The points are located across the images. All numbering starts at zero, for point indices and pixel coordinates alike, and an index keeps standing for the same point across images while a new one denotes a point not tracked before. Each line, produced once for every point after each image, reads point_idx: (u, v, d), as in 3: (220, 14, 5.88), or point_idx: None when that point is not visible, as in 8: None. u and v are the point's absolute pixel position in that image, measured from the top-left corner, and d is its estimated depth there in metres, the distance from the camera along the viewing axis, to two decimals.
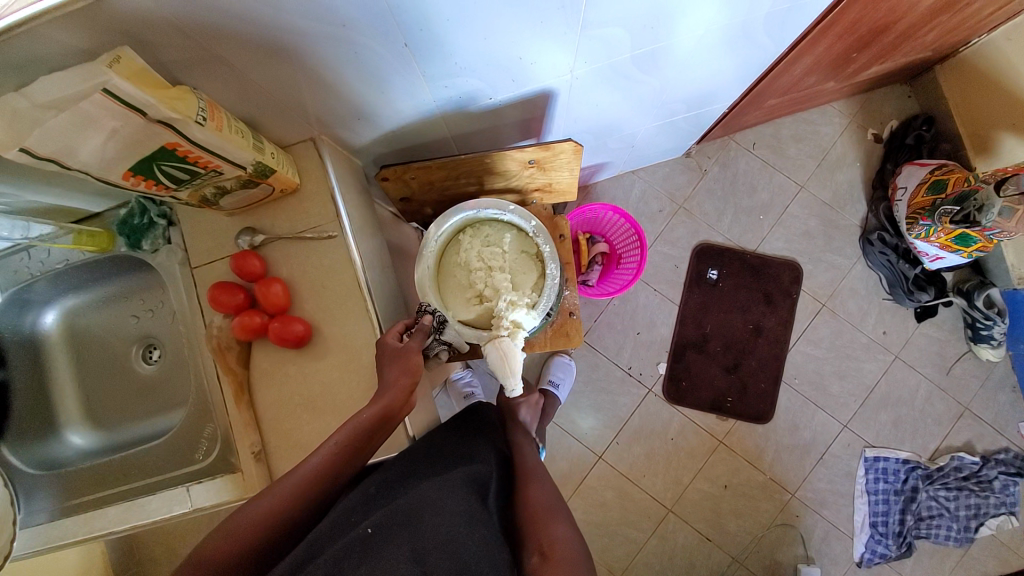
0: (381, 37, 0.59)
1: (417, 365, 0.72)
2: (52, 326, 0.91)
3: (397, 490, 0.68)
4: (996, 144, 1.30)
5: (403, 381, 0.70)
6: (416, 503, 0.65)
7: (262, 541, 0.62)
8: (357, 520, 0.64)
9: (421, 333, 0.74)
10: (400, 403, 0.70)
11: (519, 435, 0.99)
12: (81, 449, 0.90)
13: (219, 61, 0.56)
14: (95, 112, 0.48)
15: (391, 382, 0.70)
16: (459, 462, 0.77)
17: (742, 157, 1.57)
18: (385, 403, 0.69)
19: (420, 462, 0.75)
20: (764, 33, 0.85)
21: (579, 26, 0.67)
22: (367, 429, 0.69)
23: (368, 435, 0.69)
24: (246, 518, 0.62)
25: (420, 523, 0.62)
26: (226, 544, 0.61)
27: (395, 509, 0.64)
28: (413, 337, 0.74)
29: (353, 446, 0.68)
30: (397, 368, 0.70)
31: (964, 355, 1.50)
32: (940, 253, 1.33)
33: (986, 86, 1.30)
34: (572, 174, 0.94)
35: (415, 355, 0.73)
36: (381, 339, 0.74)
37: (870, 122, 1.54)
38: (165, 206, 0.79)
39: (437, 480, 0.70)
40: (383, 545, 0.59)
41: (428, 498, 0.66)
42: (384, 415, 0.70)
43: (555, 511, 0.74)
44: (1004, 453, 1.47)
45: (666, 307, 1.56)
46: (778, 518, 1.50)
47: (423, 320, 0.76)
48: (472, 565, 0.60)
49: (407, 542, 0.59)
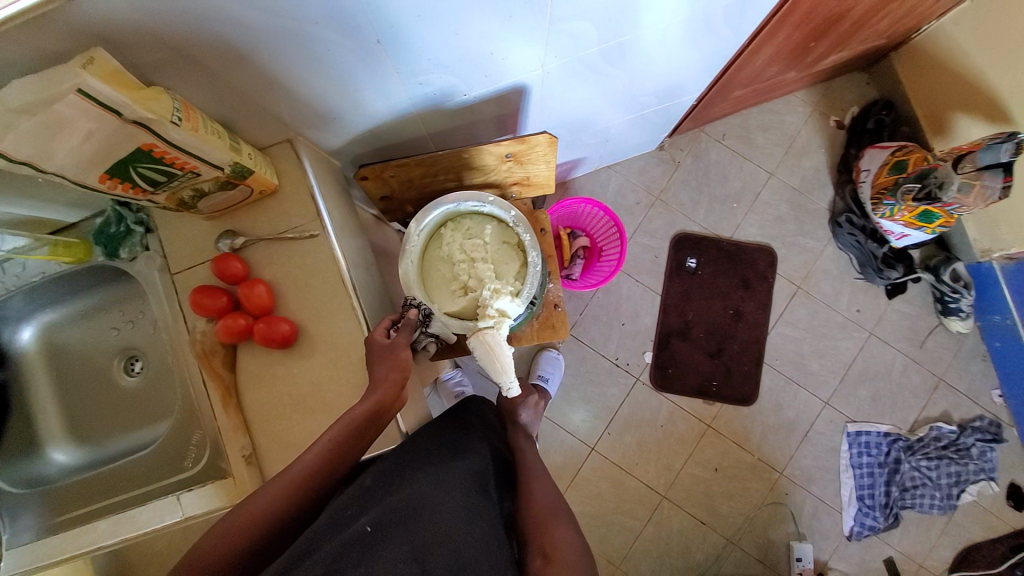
0: (353, 35, 0.60)
1: (406, 361, 0.74)
2: (30, 342, 0.90)
3: (394, 485, 0.68)
4: (952, 124, 1.36)
5: (393, 376, 0.72)
6: (414, 501, 0.65)
7: (256, 539, 0.62)
8: (354, 516, 0.63)
9: (407, 327, 0.77)
10: (391, 398, 0.71)
11: (519, 438, 0.97)
12: (66, 466, 0.89)
13: (192, 61, 0.57)
14: (69, 113, 0.48)
15: (382, 377, 0.72)
16: (456, 457, 0.77)
17: (713, 147, 1.62)
18: (379, 398, 0.70)
19: (417, 453, 0.75)
20: (725, 23, 0.88)
21: (546, 19, 0.69)
22: (359, 427, 0.69)
23: (360, 431, 0.69)
24: (241, 516, 0.63)
25: (419, 523, 0.62)
26: (218, 543, 0.61)
27: (393, 506, 0.64)
28: (399, 332, 0.76)
29: (346, 443, 0.69)
30: (387, 364, 0.72)
31: (935, 328, 1.55)
32: (905, 230, 1.38)
33: (936, 70, 1.36)
34: (549, 166, 0.96)
35: (404, 351, 0.75)
36: (369, 336, 0.75)
37: (831, 109, 1.60)
38: (142, 212, 0.78)
39: (434, 476, 0.70)
40: (382, 543, 0.59)
41: (427, 497, 0.66)
42: (375, 412, 0.70)
43: (556, 515, 0.75)
44: (980, 421, 1.52)
45: (649, 297, 1.59)
46: (769, 498, 1.54)
47: (410, 315, 0.78)
48: (470, 565, 0.61)
49: (406, 541, 0.60)
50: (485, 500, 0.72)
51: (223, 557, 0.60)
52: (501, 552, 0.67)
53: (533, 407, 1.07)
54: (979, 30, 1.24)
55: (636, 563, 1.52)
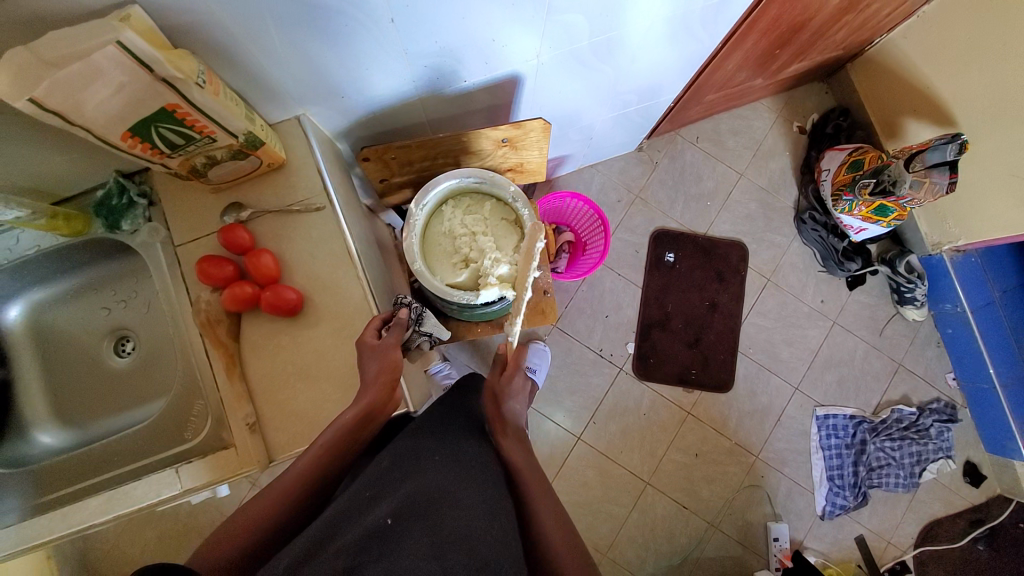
0: (371, 13, 0.64)
1: (396, 361, 0.76)
2: (16, 321, 0.89)
3: (409, 473, 0.68)
4: (903, 128, 1.49)
5: (384, 377, 0.74)
6: (434, 494, 0.63)
7: (258, 540, 0.62)
8: (371, 504, 0.62)
9: (398, 326, 0.79)
10: (382, 401, 0.73)
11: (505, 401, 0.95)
12: (52, 448, 0.87)
13: (219, 30, 0.59)
14: (105, 65, 0.50)
15: (373, 379, 0.73)
16: (470, 447, 0.76)
17: (688, 149, 1.71)
18: (368, 401, 0.72)
19: (427, 442, 0.74)
20: (702, 26, 0.96)
21: (544, 11, 0.75)
22: (352, 431, 0.71)
23: (354, 436, 0.71)
24: (244, 518, 0.63)
25: (438, 515, 0.60)
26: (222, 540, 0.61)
27: (412, 496, 0.62)
28: (391, 332, 0.77)
29: (338, 446, 0.71)
30: (377, 364, 0.73)
31: (893, 317, 1.67)
32: (863, 225, 1.50)
33: (887, 79, 1.50)
34: (541, 153, 1.02)
35: (393, 351, 0.76)
36: (359, 339, 0.76)
37: (794, 115, 1.72)
38: (145, 185, 0.80)
39: (449, 467, 0.69)
40: (402, 537, 0.56)
41: (444, 490, 0.64)
42: (364, 416, 0.72)
43: (565, 529, 0.71)
44: (936, 403, 1.64)
45: (630, 290, 1.65)
46: (746, 481, 1.60)
47: (400, 315, 0.80)
48: (492, 563, 0.58)
49: (426, 535, 0.57)
50: (503, 493, 0.70)
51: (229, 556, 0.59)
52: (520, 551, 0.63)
53: (516, 393, 0.96)
54: (924, 44, 1.38)
55: (623, 549, 1.55)
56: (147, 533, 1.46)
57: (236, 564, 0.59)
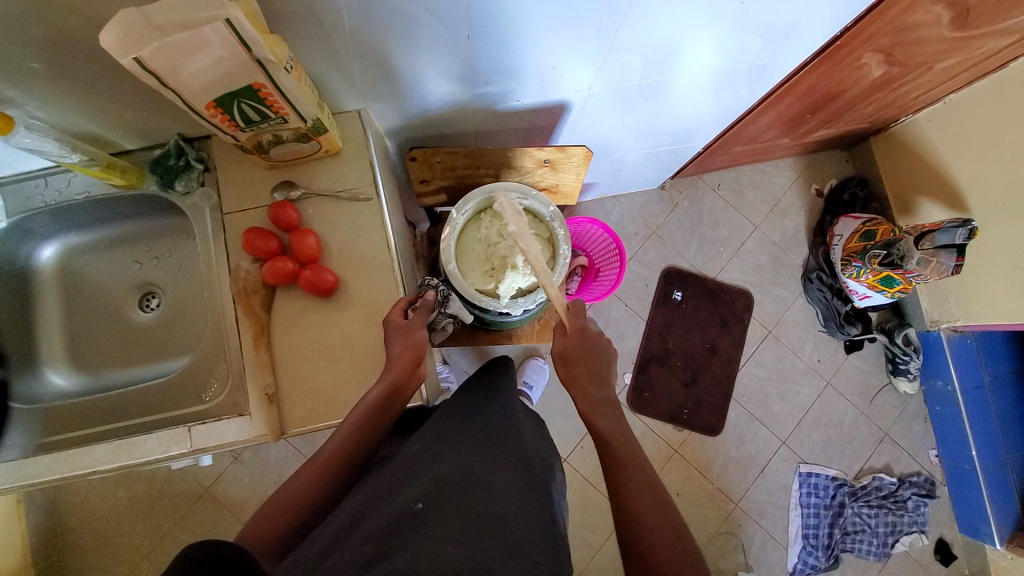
0: (451, 27, 0.68)
1: (420, 340, 0.77)
2: (49, 262, 0.91)
3: (438, 456, 0.67)
4: (916, 207, 1.56)
5: (408, 354, 0.76)
6: (464, 478, 0.63)
7: (301, 513, 0.67)
8: (402, 488, 0.62)
9: (424, 308, 0.80)
10: (404, 376, 0.75)
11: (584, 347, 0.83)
12: (63, 390, 0.88)
13: (313, 20, 0.64)
14: (210, 38, 0.53)
15: (396, 357, 0.75)
16: (501, 427, 0.74)
17: (708, 195, 1.76)
18: (392, 377, 0.74)
19: (454, 421, 0.74)
20: (744, 83, 1.02)
21: (606, 47, 0.79)
22: (377, 408, 0.73)
23: (382, 409, 0.73)
24: (284, 498, 0.67)
25: (469, 499, 0.60)
26: (270, 515, 0.66)
27: (441, 481, 0.62)
28: (417, 313, 0.79)
29: (367, 422, 0.72)
30: (402, 342, 0.76)
31: (884, 386, 1.71)
32: (868, 292, 1.55)
33: (907, 158, 1.56)
34: (577, 177, 1.08)
35: (419, 330, 0.78)
36: (386, 317, 0.78)
37: (813, 178, 1.78)
38: (203, 151, 0.83)
39: (480, 450, 0.68)
40: (432, 521, 0.57)
41: (475, 475, 0.63)
42: (391, 391, 0.74)
43: (658, 509, 0.68)
44: (917, 476, 1.66)
45: (635, 322, 1.69)
46: (722, 527, 1.61)
47: (427, 297, 0.82)
48: (525, 548, 0.56)
49: (457, 519, 0.57)
50: (535, 474, 0.67)
51: (273, 534, 0.64)
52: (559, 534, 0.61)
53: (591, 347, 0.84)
54: (943, 131, 1.44)
55: None
56: (120, 493, 1.44)
57: (284, 539, 0.64)
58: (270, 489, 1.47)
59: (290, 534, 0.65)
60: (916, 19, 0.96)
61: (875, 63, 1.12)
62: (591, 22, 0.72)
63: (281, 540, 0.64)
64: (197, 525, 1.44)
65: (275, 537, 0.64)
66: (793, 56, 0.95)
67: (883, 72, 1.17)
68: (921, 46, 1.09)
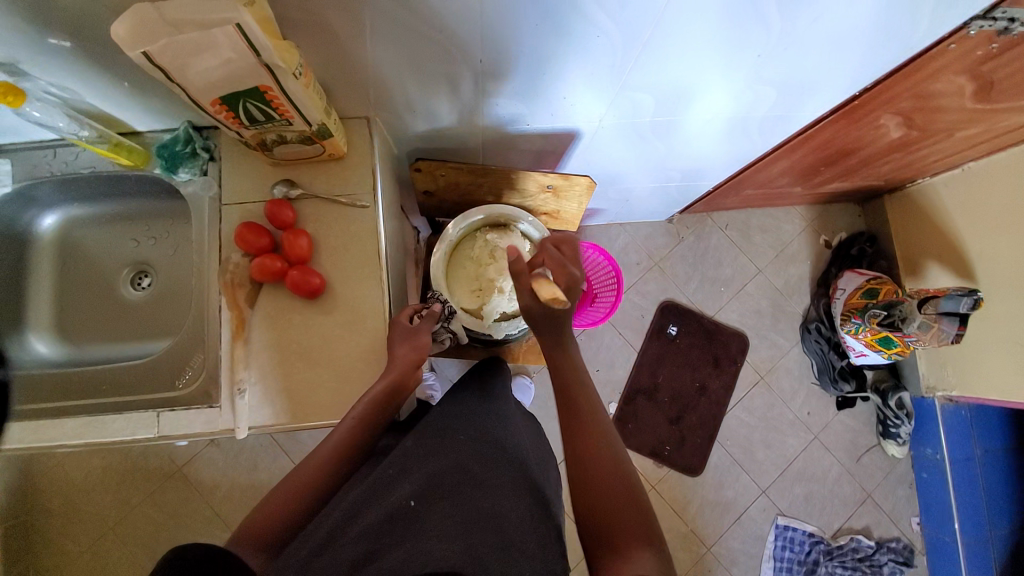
0: (464, 49, 0.69)
1: (423, 344, 0.77)
2: (49, 231, 0.92)
3: (432, 452, 0.68)
4: (924, 271, 1.54)
5: (410, 356, 0.75)
6: (458, 475, 0.63)
7: (301, 508, 0.66)
8: (395, 485, 0.63)
9: (431, 317, 0.81)
10: (407, 377, 0.74)
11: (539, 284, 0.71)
12: (46, 359, 0.89)
13: (327, 29, 0.64)
14: (219, 40, 0.54)
15: (397, 359, 0.74)
16: (495, 424, 0.74)
17: (715, 233, 1.76)
18: (393, 377, 0.72)
19: (452, 417, 0.74)
20: (758, 131, 1.02)
21: (619, 83, 0.80)
22: (377, 404, 0.72)
23: (382, 407, 0.72)
24: (281, 498, 0.65)
25: (465, 497, 0.60)
26: (270, 509, 0.65)
27: (435, 479, 0.63)
28: (423, 320, 0.80)
29: (371, 418, 0.72)
30: (406, 346, 0.75)
31: (873, 447, 1.67)
32: (865, 350, 1.53)
33: (919, 220, 1.55)
34: (579, 207, 1.08)
35: (423, 335, 0.78)
36: (393, 319, 0.79)
37: (823, 229, 1.76)
38: (211, 141, 0.84)
39: (476, 449, 0.68)
40: (427, 518, 0.57)
41: (468, 472, 0.64)
42: (392, 390, 0.73)
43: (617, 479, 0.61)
44: (896, 542, 1.62)
45: (626, 352, 1.68)
46: (691, 570, 1.58)
47: (434, 307, 0.84)
48: (517, 543, 0.56)
49: (451, 516, 0.57)
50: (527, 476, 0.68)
51: (272, 528, 0.63)
52: (552, 535, 0.62)
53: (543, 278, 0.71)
54: (957, 199, 1.42)
55: None
56: (94, 462, 1.44)
57: (283, 534, 0.64)
58: (243, 475, 1.46)
59: (290, 529, 0.65)
60: (937, 87, 0.95)
61: (894, 125, 1.11)
62: (603, 58, 0.72)
63: (281, 533, 0.64)
64: (165, 503, 1.44)
65: (273, 529, 0.63)
66: (808, 111, 0.95)
67: (901, 134, 1.17)
68: (942, 113, 1.08)
